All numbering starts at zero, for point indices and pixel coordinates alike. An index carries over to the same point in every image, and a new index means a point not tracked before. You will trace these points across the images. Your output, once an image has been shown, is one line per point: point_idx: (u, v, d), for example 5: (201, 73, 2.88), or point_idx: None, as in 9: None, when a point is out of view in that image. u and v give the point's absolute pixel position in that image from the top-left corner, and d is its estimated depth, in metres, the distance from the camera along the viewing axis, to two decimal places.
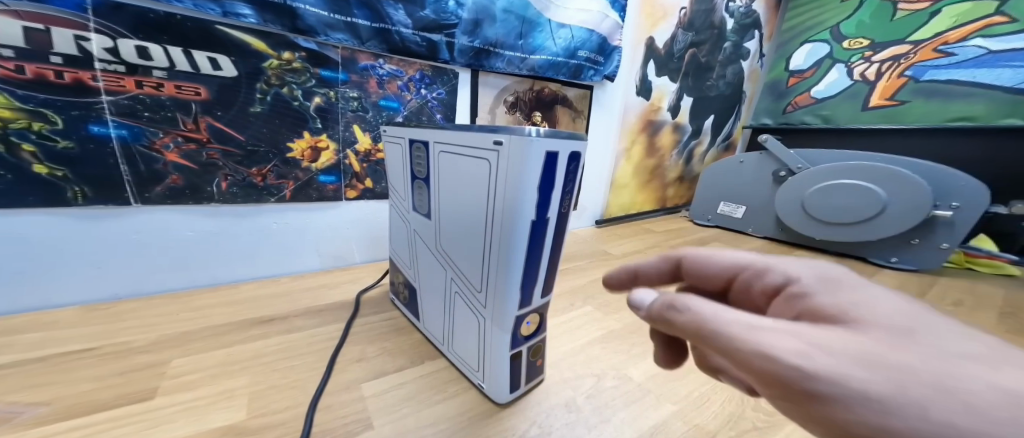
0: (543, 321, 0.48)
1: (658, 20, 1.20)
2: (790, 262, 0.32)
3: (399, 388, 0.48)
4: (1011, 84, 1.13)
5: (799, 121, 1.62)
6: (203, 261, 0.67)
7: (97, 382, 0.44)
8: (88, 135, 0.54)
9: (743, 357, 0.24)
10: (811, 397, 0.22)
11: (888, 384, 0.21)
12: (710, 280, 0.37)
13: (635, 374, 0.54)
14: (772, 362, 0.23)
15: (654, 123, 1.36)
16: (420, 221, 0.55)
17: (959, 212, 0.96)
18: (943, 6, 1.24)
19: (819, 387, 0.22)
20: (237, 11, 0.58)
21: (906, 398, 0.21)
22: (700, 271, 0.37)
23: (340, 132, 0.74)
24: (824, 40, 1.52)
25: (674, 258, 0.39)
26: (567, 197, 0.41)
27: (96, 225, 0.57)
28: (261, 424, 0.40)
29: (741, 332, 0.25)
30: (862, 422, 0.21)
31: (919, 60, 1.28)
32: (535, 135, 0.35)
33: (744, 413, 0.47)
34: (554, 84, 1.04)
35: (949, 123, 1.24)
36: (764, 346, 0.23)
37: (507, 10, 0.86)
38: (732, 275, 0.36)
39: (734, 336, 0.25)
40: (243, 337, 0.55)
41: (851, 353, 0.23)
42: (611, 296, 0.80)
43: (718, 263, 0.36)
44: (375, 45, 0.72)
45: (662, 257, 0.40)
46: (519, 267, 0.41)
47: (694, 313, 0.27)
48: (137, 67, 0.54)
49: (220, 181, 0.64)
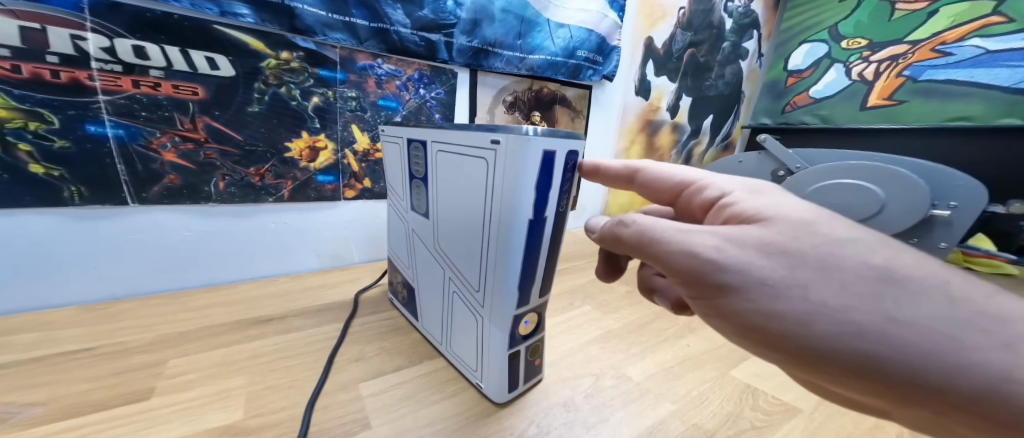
0: (541, 320, 0.48)
1: (657, 20, 1.20)
2: (726, 179, 0.36)
3: (396, 387, 0.48)
4: (1009, 84, 1.13)
5: (798, 121, 1.62)
6: (201, 261, 0.67)
7: (94, 382, 0.44)
8: (85, 134, 0.53)
9: (671, 258, 0.31)
10: (722, 286, 0.29)
11: (784, 269, 0.27)
12: (662, 195, 0.39)
13: (634, 373, 0.54)
14: (693, 259, 0.30)
15: (653, 123, 1.36)
16: (419, 220, 0.55)
17: (957, 211, 0.97)
18: (941, 6, 1.24)
19: (727, 278, 0.28)
20: (235, 11, 0.58)
21: (789, 278, 0.27)
22: (651, 187, 0.40)
23: (338, 132, 0.74)
24: (823, 40, 1.51)
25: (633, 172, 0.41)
26: (565, 196, 0.41)
27: (94, 225, 0.57)
28: (258, 425, 0.40)
29: (673, 237, 0.31)
30: (751, 300, 0.28)
31: (917, 61, 1.29)
32: (532, 134, 0.35)
33: (742, 413, 0.47)
34: (553, 84, 1.04)
35: (947, 123, 1.25)
36: (690, 246, 0.30)
37: (506, 10, 0.86)
38: (680, 189, 0.38)
39: (668, 241, 0.31)
40: (241, 337, 0.54)
41: (758, 245, 0.28)
42: (610, 295, 0.80)
43: (666, 180, 0.39)
44: (373, 45, 0.72)
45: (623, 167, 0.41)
46: (516, 265, 0.41)
47: (635, 227, 0.34)
48: (134, 66, 0.54)
49: (218, 181, 0.64)
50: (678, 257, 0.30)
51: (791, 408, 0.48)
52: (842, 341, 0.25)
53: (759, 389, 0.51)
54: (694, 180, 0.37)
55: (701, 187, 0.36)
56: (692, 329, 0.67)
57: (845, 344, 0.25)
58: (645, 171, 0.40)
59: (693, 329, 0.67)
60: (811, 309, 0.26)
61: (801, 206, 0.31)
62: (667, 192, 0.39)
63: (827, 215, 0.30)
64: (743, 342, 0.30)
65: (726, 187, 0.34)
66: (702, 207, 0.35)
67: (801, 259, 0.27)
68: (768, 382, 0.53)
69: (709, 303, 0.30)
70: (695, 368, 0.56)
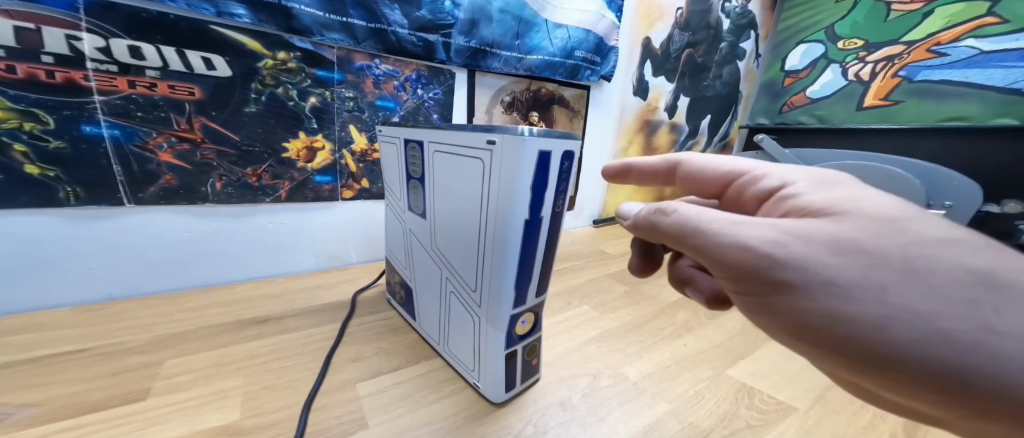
0: (539, 320, 0.48)
1: (654, 21, 1.21)
2: (785, 169, 0.31)
3: (393, 387, 0.48)
4: (1003, 84, 1.12)
5: (796, 121, 1.63)
6: (198, 262, 0.66)
7: (89, 383, 0.44)
8: (80, 135, 0.53)
9: (720, 252, 0.27)
10: (780, 284, 0.25)
11: (859, 269, 0.23)
12: (705, 187, 0.34)
13: (631, 373, 0.54)
14: (746, 253, 0.26)
15: (651, 123, 1.36)
16: (416, 221, 0.55)
17: (952, 210, 0.98)
18: (936, 7, 1.24)
19: (787, 274, 0.25)
20: (231, 11, 0.58)
21: (864, 279, 0.23)
22: (693, 179, 0.35)
23: (336, 132, 0.74)
24: (820, 41, 1.54)
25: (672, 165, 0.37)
26: (561, 197, 0.41)
27: (90, 226, 0.57)
28: (254, 425, 0.40)
29: (723, 228, 0.27)
30: (816, 299, 0.24)
31: (912, 61, 1.29)
32: (528, 135, 0.35)
33: (738, 412, 0.47)
34: (551, 84, 1.05)
35: (942, 123, 1.25)
36: (743, 238, 0.26)
37: (503, 11, 0.86)
38: (728, 180, 0.33)
39: (716, 232, 0.27)
40: (238, 338, 0.54)
41: (828, 242, 0.24)
42: (608, 295, 0.80)
43: (711, 171, 0.34)
44: (371, 45, 0.72)
45: (662, 161, 0.38)
46: (513, 265, 0.41)
47: (677, 215, 0.29)
48: (129, 66, 0.54)
49: (214, 181, 0.64)
50: (727, 250, 0.26)
51: (786, 407, 0.48)
52: (921, 350, 0.22)
53: (754, 388, 0.52)
54: (747, 170, 0.32)
55: (756, 179, 0.31)
56: (689, 328, 0.67)
57: (925, 354, 0.22)
58: (687, 164, 0.36)
59: (691, 328, 0.68)
60: (888, 313, 0.23)
61: (882, 201, 0.26)
62: (712, 184, 0.34)
63: (913, 215, 0.25)
64: (794, 343, 0.27)
65: (789, 178, 0.30)
66: (756, 199, 0.31)
67: (880, 258, 0.23)
68: (764, 381, 0.53)
69: (760, 302, 0.27)
70: (692, 367, 0.56)
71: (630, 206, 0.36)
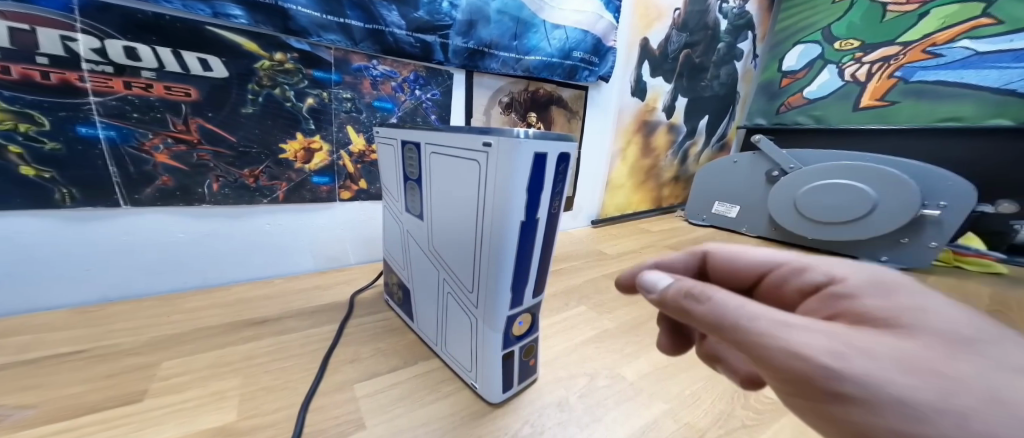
0: (536, 321, 0.48)
1: (652, 21, 1.21)
2: (827, 262, 0.33)
3: (391, 388, 0.48)
4: (998, 84, 1.14)
5: (793, 121, 1.63)
6: (195, 263, 0.66)
7: (84, 385, 0.44)
8: (75, 136, 0.53)
9: (770, 355, 0.25)
10: (837, 396, 0.23)
11: (933, 391, 0.22)
12: (740, 275, 0.38)
13: (628, 373, 0.55)
14: (801, 361, 0.24)
15: (649, 123, 1.37)
16: (413, 222, 0.55)
17: (946, 211, 0.97)
18: (931, 8, 1.25)
19: (846, 387, 0.23)
20: (228, 12, 0.58)
21: (944, 404, 0.21)
22: (732, 265, 0.38)
23: (333, 133, 0.74)
24: (817, 42, 1.53)
25: (701, 253, 0.40)
26: (557, 198, 0.41)
27: (86, 227, 0.57)
28: (251, 426, 0.40)
29: (772, 330, 0.25)
30: (886, 418, 0.22)
31: (908, 62, 1.30)
32: (523, 136, 0.35)
33: (734, 412, 0.48)
34: (549, 84, 1.05)
35: (938, 123, 1.26)
36: (798, 345, 0.24)
37: (501, 11, 0.86)
38: (766, 271, 0.36)
39: (765, 332, 0.25)
40: (235, 339, 0.54)
41: (895, 358, 0.23)
42: (606, 295, 0.80)
43: (747, 260, 0.37)
44: (368, 46, 0.72)
45: (691, 251, 0.41)
46: (509, 266, 0.41)
47: (712, 305, 0.28)
48: (125, 67, 0.54)
49: (211, 183, 0.64)
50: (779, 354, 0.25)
51: (781, 407, 0.48)
52: None
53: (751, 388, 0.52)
54: (787, 262, 0.35)
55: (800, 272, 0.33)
56: None
57: None
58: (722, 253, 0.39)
59: None
60: None
61: (949, 311, 0.26)
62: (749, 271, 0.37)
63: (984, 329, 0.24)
64: None
65: (836, 274, 0.31)
66: (800, 290, 0.33)
67: (952, 383, 0.22)
68: None
69: (814, 408, 0.25)
70: (689, 367, 0.56)
71: (653, 274, 0.33)
